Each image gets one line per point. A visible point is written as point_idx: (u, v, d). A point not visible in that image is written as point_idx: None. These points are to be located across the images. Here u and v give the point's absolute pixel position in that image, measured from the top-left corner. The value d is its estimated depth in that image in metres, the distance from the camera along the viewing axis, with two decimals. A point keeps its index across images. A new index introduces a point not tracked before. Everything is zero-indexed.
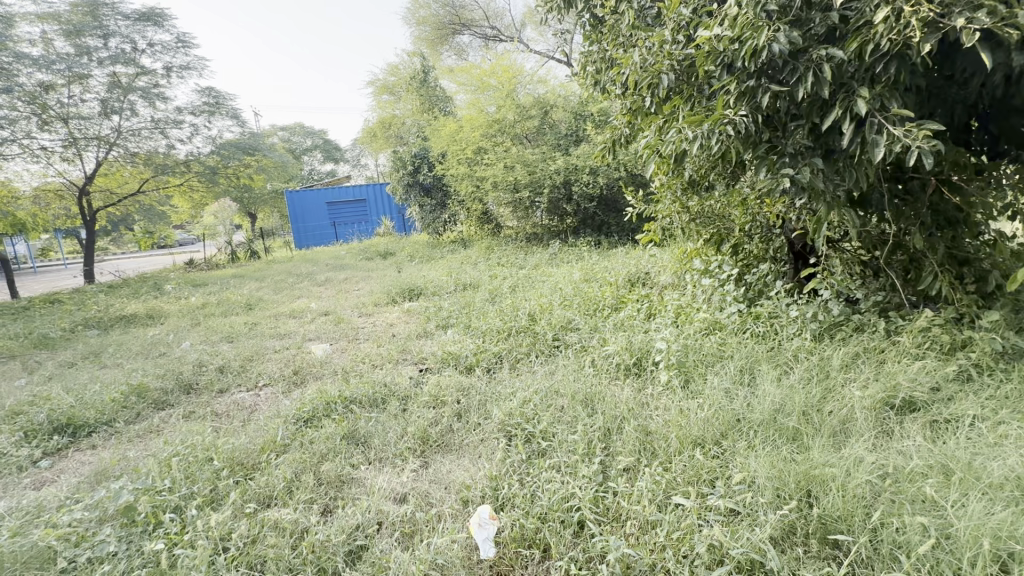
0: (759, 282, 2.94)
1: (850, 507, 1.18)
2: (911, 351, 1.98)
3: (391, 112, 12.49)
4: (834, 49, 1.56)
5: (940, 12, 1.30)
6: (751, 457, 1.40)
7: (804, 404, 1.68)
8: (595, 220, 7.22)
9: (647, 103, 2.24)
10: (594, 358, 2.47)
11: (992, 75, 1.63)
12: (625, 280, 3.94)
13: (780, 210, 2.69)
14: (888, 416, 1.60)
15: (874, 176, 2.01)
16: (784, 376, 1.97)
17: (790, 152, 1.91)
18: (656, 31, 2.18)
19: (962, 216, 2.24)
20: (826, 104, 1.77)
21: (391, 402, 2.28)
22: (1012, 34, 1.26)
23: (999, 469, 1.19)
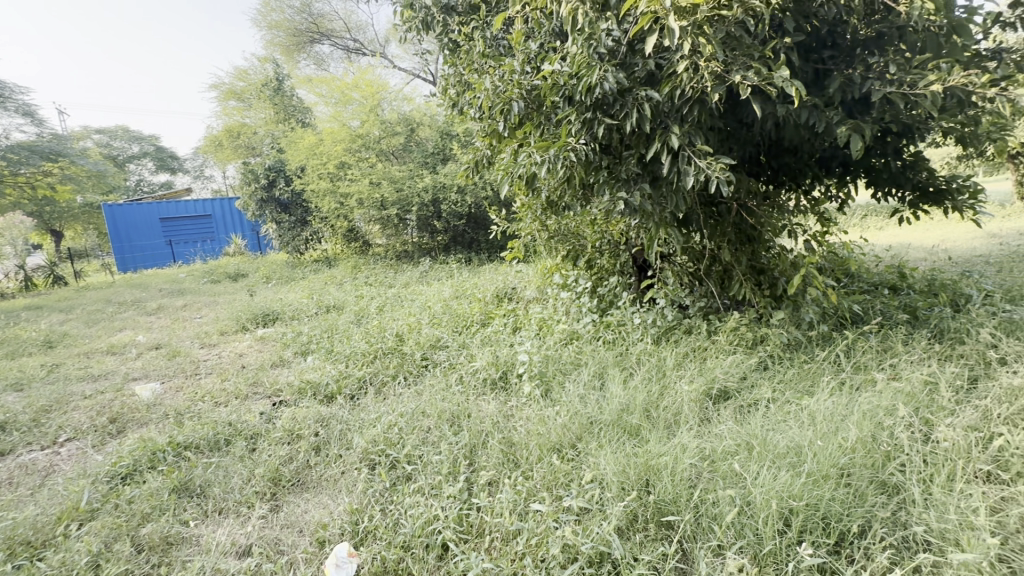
0: (610, 294, 3.25)
1: (678, 490, 1.33)
2: (726, 347, 2.34)
3: (239, 119, 11.35)
4: (651, 91, 1.80)
5: (724, 68, 1.58)
6: (601, 456, 1.52)
7: (645, 402, 1.88)
8: (465, 238, 7.46)
9: (502, 127, 2.35)
10: (463, 376, 2.48)
11: (767, 122, 2.02)
12: (493, 296, 4.05)
13: (623, 229, 3.02)
14: (708, 405, 1.86)
15: (690, 200, 2.36)
16: (629, 378, 2.19)
17: (624, 177, 2.16)
18: (507, 61, 2.32)
19: (756, 234, 2.73)
20: (650, 137, 2.04)
21: (236, 443, 2.03)
22: (773, 91, 1.58)
23: (783, 440, 1.45)
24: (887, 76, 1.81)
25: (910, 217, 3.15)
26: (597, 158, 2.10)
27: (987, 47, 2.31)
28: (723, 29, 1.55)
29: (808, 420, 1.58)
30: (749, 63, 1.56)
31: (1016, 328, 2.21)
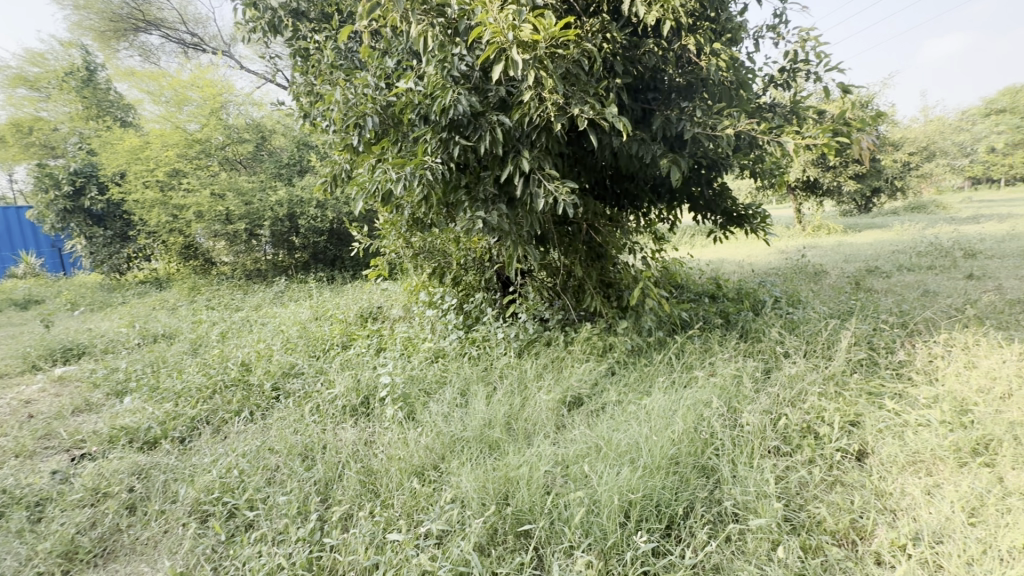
0: (475, 309, 3.31)
1: (534, 498, 1.39)
2: (580, 356, 2.53)
3: (32, 112, 9.31)
4: (502, 116, 1.90)
5: (565, 101, 1.73)
6: (462, 474, 1.52)
7: (507, 416, 1.94)
8: (327, 255, 7.03)
9: (356, 142, 2.27)
10: (319, 404, 2.30)
11: (605, 151, 2.25)
12: (356, 316, 3.85)
13: (485, 247, 3.10)
14: (564, 413, 1.98)
15: (544, 220, 2.52)
16: (492, 392, 2.24)
17: (481, 197, 2.23)
18: (361, 74, 2.25)
19: (603, 251, 3.01)
20: (503, 159, 2.13)
21: (11, 515, 1.61)
22: (606, 124, 1.77)
23: (625, 438, 1.60)
24: (696, 118, 2.15)
25: (722, 237, 3.75)
26: (454, 177, 2.13)
27: (766, 101, 2.88)
28: (562, 65, 1.70)
29: (646, 418, 1.77)
30: (586, 98, 1.73)
31: (795, 327, 2.75)
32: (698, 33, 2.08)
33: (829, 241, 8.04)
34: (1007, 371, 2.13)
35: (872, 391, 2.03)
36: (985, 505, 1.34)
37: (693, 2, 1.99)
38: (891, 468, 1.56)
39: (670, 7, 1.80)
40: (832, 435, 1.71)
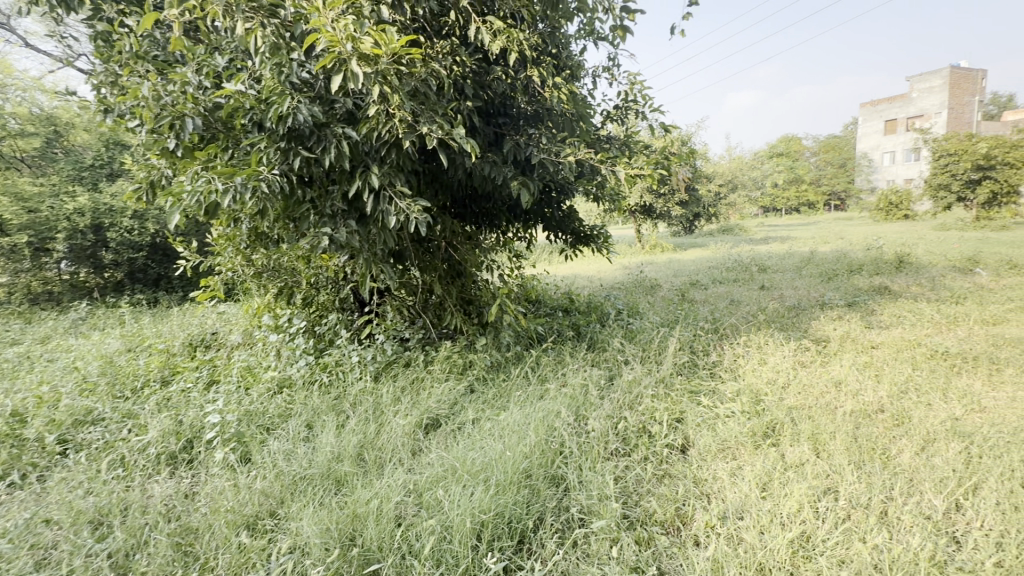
0: (329, 332, 3.07)
1: (383, 533, 1.31)
2: (440, 376, 2.49)
3: None
4: (348, 129, 1.81)
5: (413, 119, 1.71)
6: (302, 518, 1.38)
7: (360, 446, 1.82)
8: (148, 275, 6.00)
9: (173, 145, 1.97)
10: (124, 456, 1.90)
11: (458, 171, 2.28)
12: (184, 345, 3.32)
13: (339, 265, 2.91)
14: (420, 437, 1.93)
15: (399, 238, 2.45)
16: (344, 422, 2.09)
17: (328, 213, 2.08)
18: (181, 70, 1.97)
19: (463, 270, 3.04)
20: (351, 174, 2.02)
21: None
22: (455, 145, 1.79)
23: (480, 457, 1.60)
24: (542, 145, 2.29)
25: (572, 255, 4.05)
26: (296, 191, 1.97)
27: (604, 132, 3.20)
28: (409, 83, 1.68)
29: (501, 434, 1.80)
30: (434, 118, 1.73)
31: (634, 336, 3.08)
32: (541, 67, 2.23)
33: (662, 258, 9.23)
34: (786, 365, 2.64)
35: (693, 389, 2.35)
36: (772, 480, 1.61)
37: (536, 37, 2.13)
38: (705, 457, 1.81)
39: (514, 39, 1.91)
40: (661, 432, 1.92)
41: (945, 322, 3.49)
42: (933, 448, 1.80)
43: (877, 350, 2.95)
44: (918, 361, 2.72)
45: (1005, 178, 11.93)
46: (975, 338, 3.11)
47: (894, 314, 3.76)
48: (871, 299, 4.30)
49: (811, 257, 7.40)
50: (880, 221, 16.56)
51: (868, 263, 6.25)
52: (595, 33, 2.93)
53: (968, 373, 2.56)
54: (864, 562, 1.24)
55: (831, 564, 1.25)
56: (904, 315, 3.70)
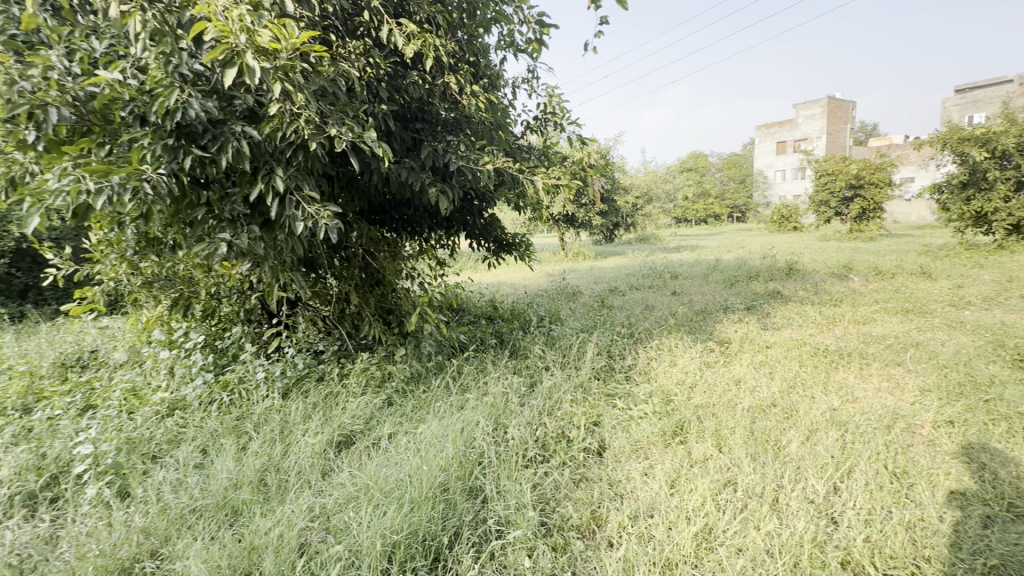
0: (233, 346, 2.82)
1: (284, 564, 1.21)
2: (356, 390, 2.36)
3: None
4: (248, 127, 1.67)
5: (320, 120, 1.62)
6: (188, 557, 1.23)
7: (262, 471, 1.67)
8: (11, 286, 5.20)
9: (34, 138, 1.72)
10: None
11: (374, 176, 2.19)
12: (53, 365, 2.89)
13: (243, 274, 2.68)
14: (332, 457, 1.81)
15: (310, 245, 2.30)
16: (246, 445, 1.91)
17: (227, 217, 1.91)
18: (44, 52, 1.72)
19: (382, 279, 2.93)
20: (253, 176, 1.87)
21: None
22: (367, 149, 1.72)
23: (394, 474, 1.53)
24: (460, 152, 2.28)
25: (495, 263, 4.07)
26: (188, 192, 1.79)
27: (524, 142, 3.25)
28: (315, 82, 1.60)
29: (417, 448, 1.74)
30: (344, 119, 1.66)
31: (555, 342, 3.13)
32: (459, 74, 2.22)
33: (584, 266, 9.57)
34: (693, 366, 2.81)
35: (609, 393, 2.43)
36: (680, 477, 1.69)
37: (452, 44, 2.12)
38: (620, 458, 1.87)
39: (430, 44, 1.88)
40: (579, 437, 1.96)
41: (825, 323, 3.92)
42: (815, 437, 2.00)
43: (770, 350, 3.24)
44: (803, 359, 3.02)
45: (871, 196, 13.74)
46: (850, 336, 3.52)
47: (785, 316, 4.16)
48: (766, 303, 4.73)
49: (717, 264, 8.03)
50: (774, 232, 18.36)
51: (764, 270, 6.89)
52: (514, 45, 2.97)
53: (843, 367, 2.88)
54: (757, 548, 1.33)
55: (730, 553, 1.33)
56: (793, 317, 4.11)
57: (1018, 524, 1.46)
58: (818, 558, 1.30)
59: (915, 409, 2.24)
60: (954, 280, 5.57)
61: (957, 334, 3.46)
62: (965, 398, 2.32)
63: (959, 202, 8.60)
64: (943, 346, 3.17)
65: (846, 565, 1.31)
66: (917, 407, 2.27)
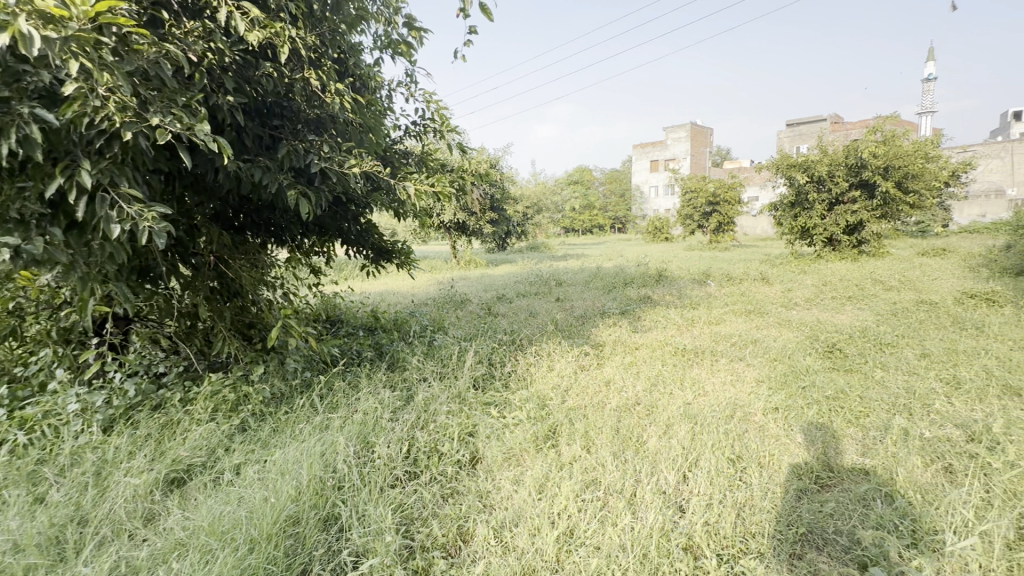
0: (41, 374, 2.28)
1: None
2: (201, 417, 2.07)
3: None
4: (39, 109, 1.37)
5: (137, 107, 1.40)
6: None
7: (59, 528, 1.37)
8: None
9: None
10: None
11: (219, 175, 1.95)
12: None
13: (53, 286, 2.22)
14: (160, 500, 1.56)
15: (139, 252, 1.97)
16: (43, 495, 1.56)
17: (15, 218, 1.55)
18: None
19: (238, 290, 2.63)
20: (53, 170, 1.55)
21: None
22: (201, 143, 1.51)
23: (232, 513, 1.35)
24: (323, 154, 2.12)
25: (375, 272, 3.88)
26: None
27: (402, 147, 3.15)
28: (130, 63, 1.37)
29: (267, 479, 1.56)
30: (169, 109, 1.45)
31: (435, 352, 3.06)
32: (321, 70, 2.07)
33: (475, 274, 9.60)
34: (569, 370, 2.93)
35: (486, 402, 2.42)
36: (548, 481, 1.72)
37: (311, 36, 1.97)
38: (492, 468, 1.86)
39: (281, 34, 1.72)
40: (451, 450, 1.91)
41: (685, 324, 4.34)
42: (671, 431, 2.17)
43: (638, 351, 3.49)
44: (665, 358, 3.29)
45: (725, 212, 15.69)
46: (704, 335, 3.93)
47: (652, 320, 4.53)
48: (638, 308, 5.13)
49: (598, 272, 8.56)
50: (648, 242, 20.14)
51: (638, 277, 7.49)
52: (388, 45, 2.87)
53: (698, 364, 3.20)
54: (612, 545, 1.39)
55: (587, 552, 1.38)
56: (659, 320, 4.49)
57: (821, 493, 1.71)
58: (664, 547, 1.39)
59: (751, 398, 2.55)
60: (786, 285, 6.53)
61: (786, 331, 4.04)
62: (788, 387, 2.69)
63: (789, 218, 10.15)
64: (774, 342, 3.67)
65: (688, 550, 1.43)
66: (752, 397, 2.58)
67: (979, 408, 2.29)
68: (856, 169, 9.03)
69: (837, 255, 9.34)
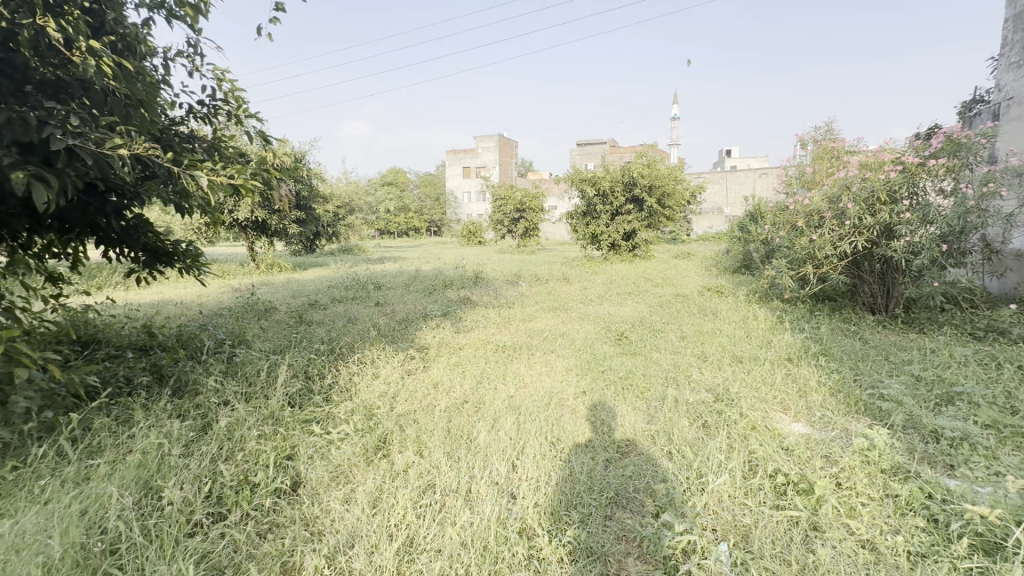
0: None
1: None
2: None
3: None
4: None
5: None
6: None
7: None
8: None
9: None
10: None
11: None
12: None
13: None
14: None
15: None
16: None
17: None
18: None
19: None
20: None
21: None
22: None
23: None
24: (71, 127, 1.65)
25: (149, 278, 3.17)
26: None
27: (185, 130, 2.64)
28: None
29: None
30: None
31: (236, 370, 2.64)
32: (64, 20, 1.61)
33: (280, 279, 8.61)
34: (395, 376, 2.84)
35: (306, 420, 2.19)
36: (382, 493, 1.66)
37: None
38: (317, 491, 1.70)
39: None
40: (267, 479, 1.68)
41: (503, 323, 4.62)
42: (498, 424, 2.29)
43: (463, 351, 3.59)
44: (487, 356, 3.46)
45: (531, 219, 17.22)
46: (520, 332, 4.26)
47: (473, 320, 4.70)
48: (458, 309, 5.26)
49: (418, 275, 8.53)
50: (463, 245, 20.85)
51: (457, 279, 7.71)
52: (163, 5, 2.37)
53: (517, 359, 3.44)
54: (453, 544, 1.41)
55: (430, 557, 1.37)
56: (480, 320, 4.68)
57: (622, 460, 2.01)
58: (501, 535, 1.46)
59: (563, 386, 2.84)
60: (582, 284, 7.47)
61: (585, 324, 4.63)
62: (591, 372, 3.09)
63: (582, 225, 11.66)
64: (577, 334, 4.17)
65: (522, 533, 1.52)
66: (564, 384, 2.89)
67: (719, 375, 2.97)
68: (629, 187, 10.86)
69: (618, 258, 11.08)
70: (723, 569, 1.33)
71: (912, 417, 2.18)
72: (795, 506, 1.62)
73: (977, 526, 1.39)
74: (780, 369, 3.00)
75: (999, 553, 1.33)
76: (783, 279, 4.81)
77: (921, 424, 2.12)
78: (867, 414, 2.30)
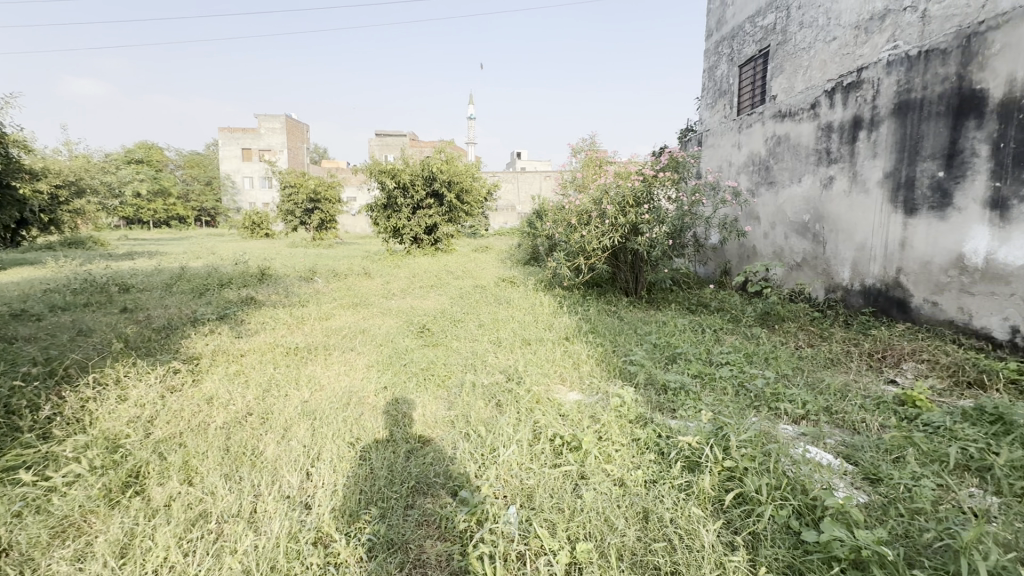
0: None
1: None
2: None
3: None
4: None
5: None
6: None
7: None
8: None
9: None
10: None
11: None
12: None
13: None
14: None
15: None
16: None
17: None
18: None
19: None
20: None
21: None
22: None
23: None
24: None
25: None
26: None
27: None
28: None
29: None
30: None
31: None
32: None
33: None
34: (152, 395, 2.35)
35: (6, 468, 1.65)
36: (133, 538, 1.38)
37: None
38: (30, 557, 1.32)
39: None
40: None
41: (295, 323, 4.22)
42: (289, 433, 2.10)
43: (245, 358, 3.17)
44: (276, 361, 3.12)
45: (327, 210, 16.08)
46: (315, 332, 3.95)
47: (258, 322, 4.16)
48: (238, 310, 4.60)
49: (184, 272, 7.17)
50: (246, 238, 18.26)
51: (237, 276, 6.73)
52: None
53: (312, 361, 3.19)
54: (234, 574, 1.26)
55: None
56: (266, 321, 4.19)
57: (423, 448, 2.06)
58: (293, 549, 1.37)
59: (363, 384, 2.76)
60: (384, 278, 7.31)
61: (387, 318, 4.55)
62: (392, 366, 3.07)
63: (383, 218, 11.38)
64: (378, 329, 4.07)
65: (317, 543, 1.44)
66: (364, 382, 2.81)
67: (511, 357, 3.28)
68: (429, 181, 11.00)
69: (420, 251, 11.19)
70: (511, 528, 1.49)
71: (649, 375, 2.77)
72: (568, 462, 1.90)
73: (686, 451, 1.85)
74: (559, 347, 3.45)
75: (698, 467, 1.79)
76: (562, 269, 5.52)
77: (654, 380, 2.71)
78: (621, 377, 2.83)
